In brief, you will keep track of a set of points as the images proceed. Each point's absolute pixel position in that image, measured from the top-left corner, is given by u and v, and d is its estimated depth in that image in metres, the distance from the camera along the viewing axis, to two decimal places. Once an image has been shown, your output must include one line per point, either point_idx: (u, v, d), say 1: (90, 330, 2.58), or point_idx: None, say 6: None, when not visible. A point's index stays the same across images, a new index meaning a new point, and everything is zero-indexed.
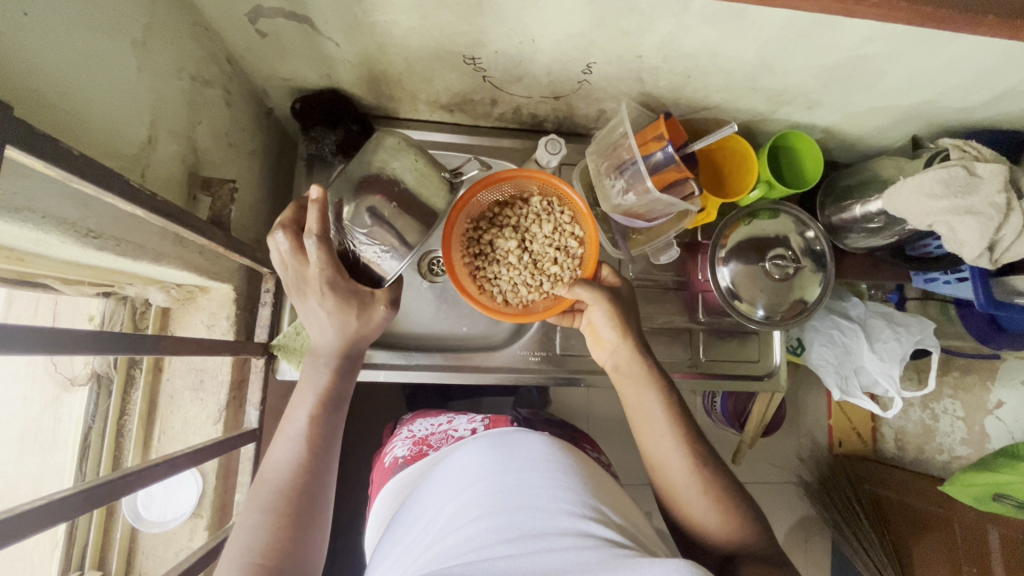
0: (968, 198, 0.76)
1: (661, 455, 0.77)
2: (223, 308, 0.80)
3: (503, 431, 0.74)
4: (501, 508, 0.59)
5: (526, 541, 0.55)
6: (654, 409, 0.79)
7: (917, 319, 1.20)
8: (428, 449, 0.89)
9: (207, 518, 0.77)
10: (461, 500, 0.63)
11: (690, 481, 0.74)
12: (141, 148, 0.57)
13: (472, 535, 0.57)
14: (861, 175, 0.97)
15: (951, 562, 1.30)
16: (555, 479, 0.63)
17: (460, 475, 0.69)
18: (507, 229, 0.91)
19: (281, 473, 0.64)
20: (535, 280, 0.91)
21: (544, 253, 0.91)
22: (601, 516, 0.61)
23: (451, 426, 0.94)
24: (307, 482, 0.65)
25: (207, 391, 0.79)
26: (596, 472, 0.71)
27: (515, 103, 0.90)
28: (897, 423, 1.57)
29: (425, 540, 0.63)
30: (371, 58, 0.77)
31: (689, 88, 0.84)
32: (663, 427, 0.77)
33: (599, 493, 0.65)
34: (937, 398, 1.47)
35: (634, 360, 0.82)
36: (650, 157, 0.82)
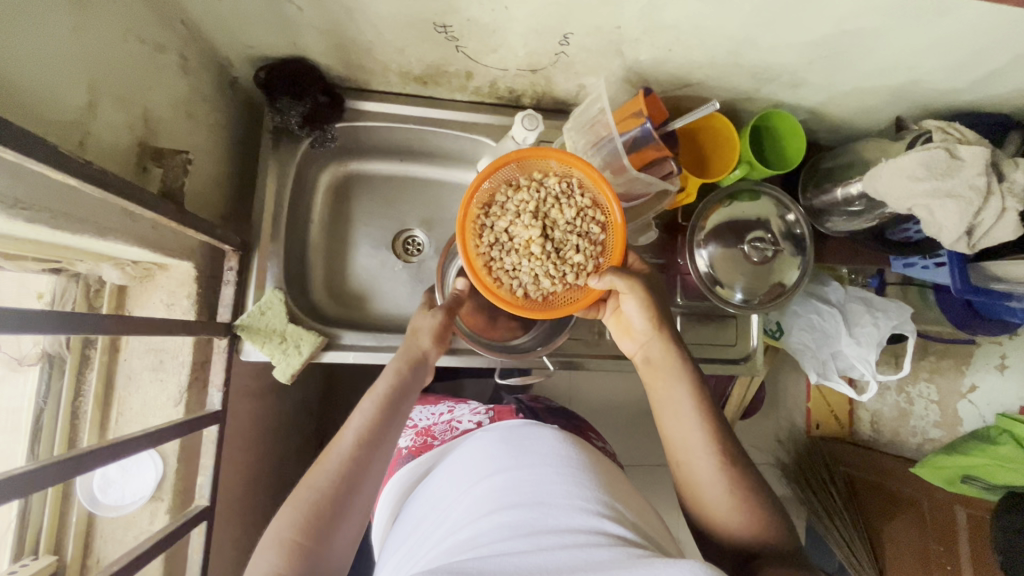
0: (948, 180, 0.75)
1: (687, 450, 0.76)
2: (184, 287, 0.77)
3: (514, 424, 0.81)
4: (520, 500, 0.63)
5: (541, 535, 0.58)
6: (682, 404, 0.78)
7: (895, 304, 1.21)
8: (433, 440, 0.92)
9: (168, 502, 0.74)
10: (487, 495, 0.67)
11: (718, 477, 0.73)
12: (81, 114, 0.53)
13: (489, 529, 0.60)
14: (842, 158, 0.96)
15: (921, 542, 1.36)
16: (568, 478, 0.67)
17: (479, 465, 0.74)
18: (526, 215, 0.83)
19: (339, 457, 0.65)
20: (558, 270, 0.84)
21: (565, 240, 0.85)
22: (613, 514, 0.64)
23: (454, 417, 0.97)
24: (354, 473, 0.65)
25: (168, 372, 0.76)
26: (607, 469, 0.75)
27: (491, 76, 0.86)
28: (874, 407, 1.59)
29: (441, 529, 0.67)
30: (338, 24, 0.73)
31: (671, 64, 0.81)
32: (692, 422, 0.76)
33: (611, 492, 0.68)
34: (913, 381, 1.48)
35: (668, 353, 0.81)
36: (628, 134, 0.81)
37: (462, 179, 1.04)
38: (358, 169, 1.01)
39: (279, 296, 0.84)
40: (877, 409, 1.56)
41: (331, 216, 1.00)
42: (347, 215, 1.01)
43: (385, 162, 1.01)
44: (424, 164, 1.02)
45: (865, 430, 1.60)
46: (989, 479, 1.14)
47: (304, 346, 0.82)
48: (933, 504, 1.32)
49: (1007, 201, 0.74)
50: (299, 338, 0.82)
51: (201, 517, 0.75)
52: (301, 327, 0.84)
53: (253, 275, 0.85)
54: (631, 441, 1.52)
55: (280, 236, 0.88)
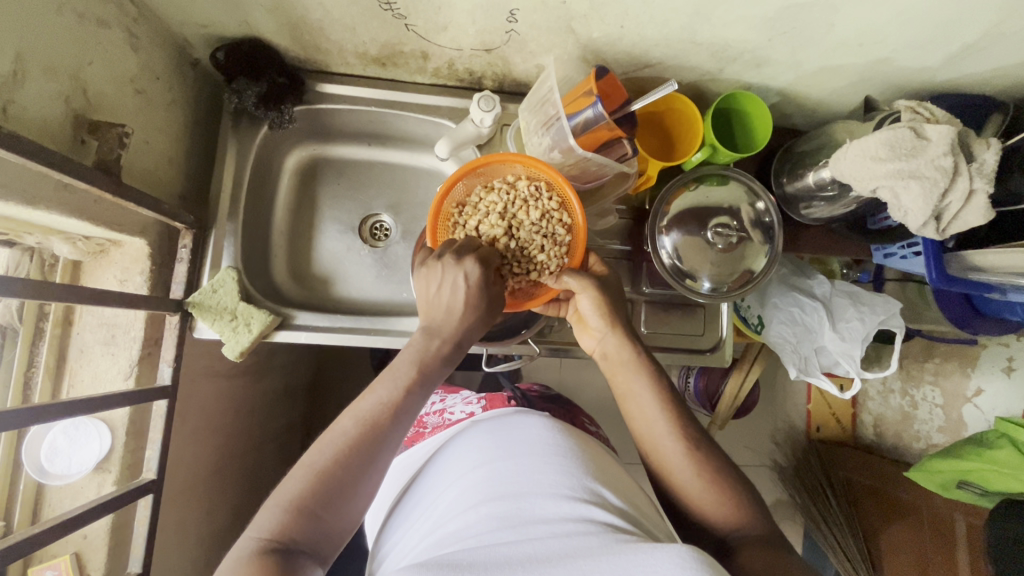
0: (913, 161, 0.71)
1: (654, 443, 0.73)
2: (137, 263, 0.78)
3: (503, 413, 0.81)
4: (502, 492, 0.63)
5: (529, 525, 0.57)
6: (643, 398, 0.75)
7: (881, 299, 1.15)
8: (426, 430, 0.92)
9: (116, 473, 0.76)
10: (469, 486, 0.66)
11: (687, 466, 0.70)
12: (7, 83, 0.55)
13: (472, 520, 0.60)
14: (815, 142, 0.92)
15: (919, 549, 1.30)
16: (557, 465, 0.66)
17: (464, 459, 0.74)
18: (493, 214, 0.81)
19: (362, 420, 0.63)
20: (520, 268, 0.81)
21: (530, 241, 0.82)
22: (600, 500, 0.63)
23: (446, 406, 0.96)
24: (375, 441, 0.62)
25: (119, 346, 0.78)
26: (597, 456, 0.74)
27: (448, 57, 0.86)
28: (876, 409, 1.52)
29: (429, 522, 0.67)
30: (283, 2, 0.74)
31: (626, 42, 0.79)
32: (654, 412, 0.74)
33: (599, 478, 0.67)
34: (916, 384, 1.41)
35: (624, 347, 0.78)
36: (579, 114, 0.78)
37: (430, 164, 1.04)
38: (325, 153, 1.01)
39: (232, 274, 0.85)
40: (880, 412, 1.51)
41: (298, 200, 1.01)
42: (314, 199, 1.02)
43: (353, 146, 1.02)
44: (391, 148, 1.02)
45: (867, 433, 1.54)
46: (985, 484, 1.09)
47: (254, 323, 0.83)
48: (931, 510, 1.26)
49: (976, 182, 0.70)
50: (250, 317, 0.83)
51: (148, 489, 0.76)
52: (254, 306, 0.84)
53: (210, 255, 0.86)
54: (615, 436, 1.50)
55: (238, 216, 0.89)
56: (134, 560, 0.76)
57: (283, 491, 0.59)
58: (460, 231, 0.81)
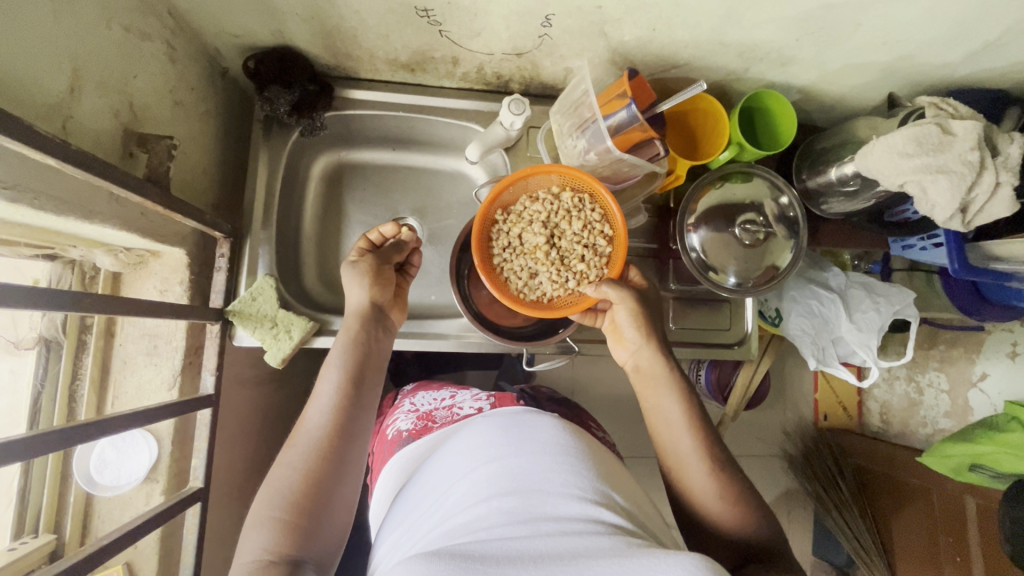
0: (940, 156, 0.73)
1: (678, 457, 0.74)
2: (176, 274, 0.79)
3: (513, 411, 0.77)
4: (514, 489, 0.61)
5: (540, 522, 0.57)
6: (672, 415, 0.76)
7: (897, 289, 1.18)
8: (434, 424, 0.89)
9: (163, 483, 0.76)
10: (476, 477, 0.65)
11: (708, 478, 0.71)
12: (65, 98, 0.55)
13: (484, 513, 0.59)
14: (835, 138, 0.94)
15: (930, 531, 1.33)
16: (565, 463, 0.65)
17: (470, 451, 0.71)
18: (537, 223, 0.84)
19: (314, 433, 0.68)
20: (561, 276, 0.84)
21: (572, 250, 0.85)
22: (609, 500, 0.62)
23: (455, 402, 0.94)
24: (335, 446, 0.67)
25: (161, 357, 0.78)
26: (603, 454, 0.73)
27: (478, 61, 0.86)
28: (882, 396, 1.56)
29: (435, 515, 0.65)
30: (321, 11, 0.75)
31: (656, 44, 0.80)
32: (681, 430, 0.74)
33: (609, 478, 0.67)
34: (923, 370, 1.45)
35: (655, 361, 0.79)
36: (612, 116, 0.79)
37: (453, 167, 1.05)
38: (350, 159, 1.02)
39: (270, 282, 0.85)
40: (886, 399, 1.54)
41: (324, 206, 1.01)
42: (339, 204, 1.02)
43: (377, 151, 1.02)
44: (415, 152, 1.03)
45: (874, 421, 1.58)
46: (998, 467, 1.12)
47: (295, 331, 0.83)
48: (942, 494, 1.29)
49: (1002, 175, 0.73)
50: (290, 323, 0.84)
51: (196, 498, 0.76)
52: (292, 313, 0.85)
53: (246, 263, 0.86)
54: (632, 431, 1.52)
55: (271, 224, 0.89)
56: (183, 569, 0.77)
57: (258, 509, 0.63)
58: (505, 238, 0.85)
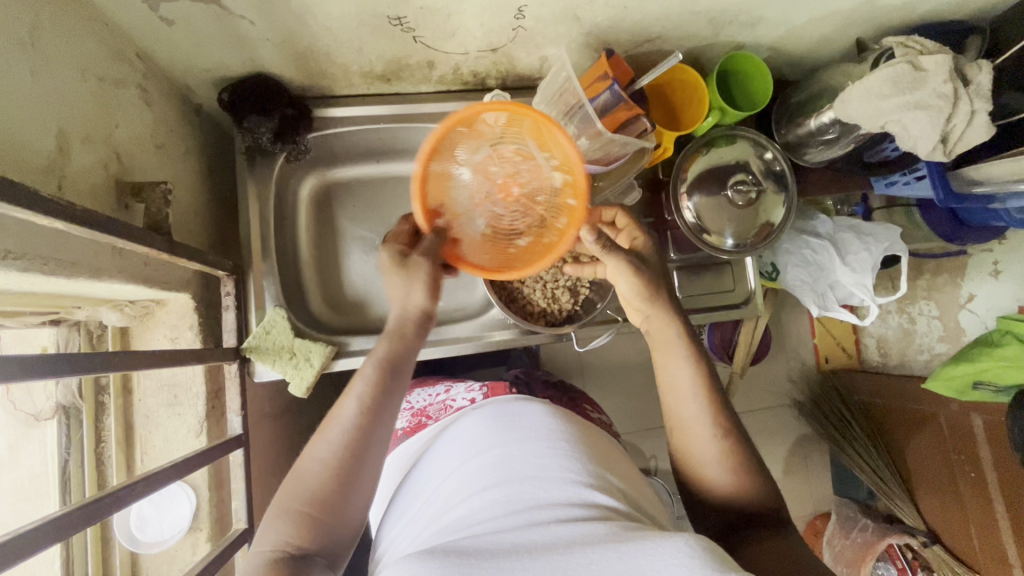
0: (916, 92, 0.76)
1: (681, 418, 0.72)
2: (185, 319, 0.78)
3: (504, 400, 0.78)
4: (506, 478, 0.61)
5: (533, 511, 0.57)
6: (680, 377, 0.72)
7: (882, 227, 1.22)
8: (427, 420, 0.89)
9: (207, 530, 0.76)
10: (472, 470, 0.65)
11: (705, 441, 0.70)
12: (53, 158, 0.55)
13: (478, 507, 0.59)
14: (811, 89, 0.96)
15: (942, 453, 1.39)
16: (562, 452, 0.65)
17: (465, 445, 0.71)
18: None
19: (340, 430, 0.63)
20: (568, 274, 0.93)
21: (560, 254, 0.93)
22: (603, 485, 0.62)
23: (449, 395, 0.92)
24: (359, 445, 0.63)
25: (184, 405, 0.77)
26: (598, 440, 0.73)
27: (453, 62, 0.86)
28: (878, 331, 1.61)
29: (431, 512, 0.66)
30: (291, 33, 0.74)
31: (628, 21, 0.81)
32: (689, 391, 0.71)
33: (601, 462, 0.67)
34: (913, 301, 1.51)
35: (666, 325, 0.74)
36: (597, 99, 0.80)
37: None
38: (336, 177, 1.01)
39: (282, 314, 0.84)
40: (881, 333, 1.60)
41: (317, 228, 1.01)
42: (332, 225, 1.02)
43: (362, 166, 1.02)
44: (401, 162, 1.03)
45: (873, 356, 1.63)
46: (997, 382, 1.17)
47: (314, 357, 0.83)
48: (949, 415, 1.34)
49: (976, 103, 0.76)
50: (308, 351, 0.83)
51: (242, 539, 0.76)
52: (309, 341, 0.85)
53: (252, 299, 0.85)
54: (647, 404, 1.53)
55: (270, 254, 0.88)
56: None
57: (280, 497, 0.62)
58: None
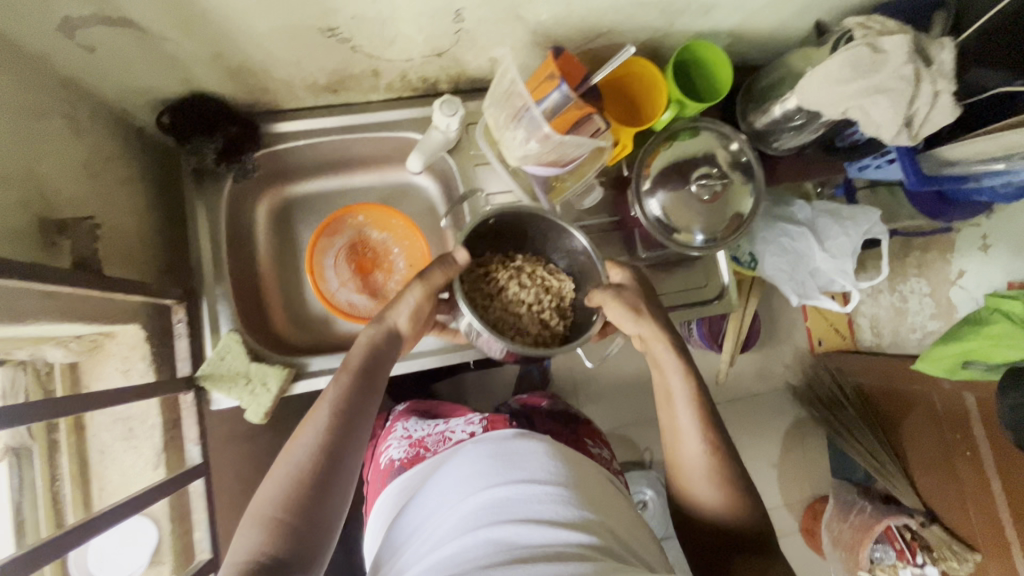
0: (875, 76, 0.73)
1: (676, 427, 0.72)
2: (136, 350, 0.76)
3: (500, 435, 0.77)
4: (498, 521, 0.62)
5: (520, 557, 0.58)
6: (677, 390, 0.73)
7: (862, 211, 1.19)
8: (427, 452, 0.85)
9: (170, 563, 0.75)
10: (466, 509, 0.65)
11: (703, 468, 0.69)
12: None
13: (472, 547, 0.60)
14: (773, 75, 0.92)
15: (938, 435, 1.36)
16: (554, 492, 0.66)
17: (456, 482, 0.70)
18: (500, 273, 0.87)
19: (319, 429, 0.62)
20: (550, 297, 0.88)
21: (538, 277, 0.89)
22: (587, 523, 0.64)
23: (449, 426, 0.88)
24: (338, 448, 0.62)
25: (140, 438, 0.76)
26: (583, 470, 0.73)
27: (399, 69, 0.83)
28: (869, 311, 1.60)
29: (420, 549, 0.66)
30: (222, 51, 0.71)
31: (575, 17, 0.77)
32: (685, 411, 0.72)
33: (588, 500, 0.68)
34: (904, 279, 1.50)
35: (658, 339, 0.75)
36: (546, 99, 0.76)
37: (402, 180, 1.03)
38: (294, 192, 0.99)
39: (235, 338, 0.82)
40: (874, 313, 1.59)
41: (278, 245, 0.99)
42: (293, 240, 1.01)
43: (320, 179, 1.00)
44: (360, 173, 1.01)
45: (866, 336, 1.61)
46: (986, 359, 1.17)
47: (270, 382, 0.81)
48: (943, 395, 1.32)
49: (939, 83, 0.72)
50: (264, 376, 0.81)
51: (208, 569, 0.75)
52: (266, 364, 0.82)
53: (210, 326, 0.83)
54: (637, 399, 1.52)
55: (224, 277, 0.85)
56: None
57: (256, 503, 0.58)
58: (503, 269, 0.88)
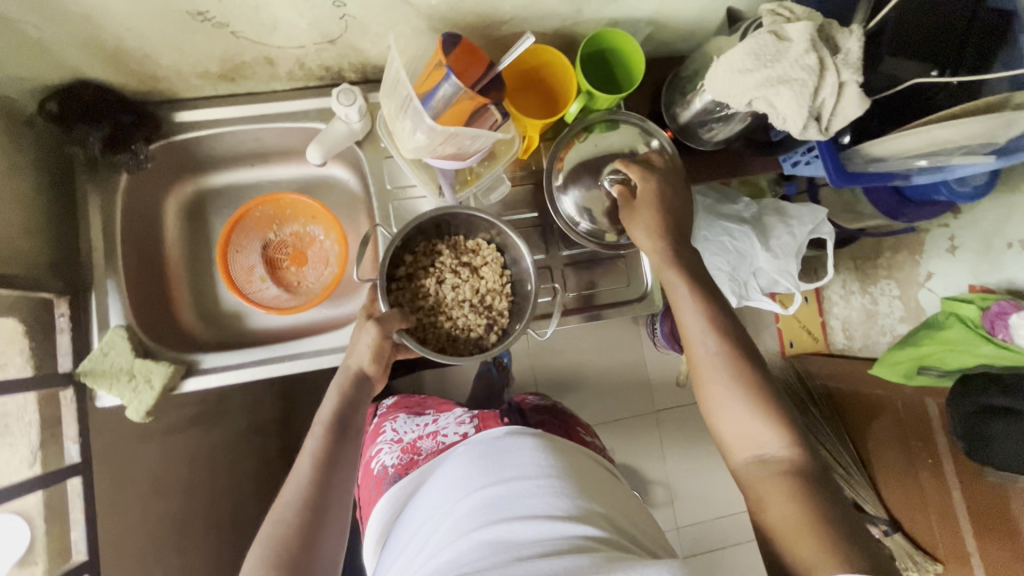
0: (779, 66, 0.69)
1: (699, 358, 0.70)
2: (14, 344, 0.73)
3: (491, 433, 0.80)
4: (492, 517, 0.64)
5: (518, 548, 0.59)
6: (693, 320, 0.71)
7: (808, 209, 1.15)
8: (419, 457, 0.87)
9: (43, 565, 0.72)
10: (461, 508, 0.67)
11: (738, 405, 0.66)
12: None
13: (467, 548, 0.61)
14: (696, 64, 0.87)
15: (901, 438, 1.30)
16: (547, 487, 0.68)
17: (453, 484, 0.73)
18: (429, 276, 0.88)
19: (299, 484, 0.63)
20: (486, 281, 0.90)
21: (463, 269, 0.89)
22: (584, 516, 0.65)
23: (438, 428, 0.91)
24: (323, 496, 0.63)
25: (14, 435, 0.73)
26: (584, 469, 0.75)
27: (294, 57, 0.80)
28: (842, 313, 1.49)
29: (425, 553, 0.68)
30: (89, 35, 0.68)
31: (469, 2, 0.74)
32: (707, 341, 0.69)
33: (588, 493, 0.70)
34: (874, 281, 1.39)
35: (676, 275, 0.73)
36: (435, 90, 0.73)
37: (321, 173, 1.00)
38: (206, 185, 0.97)
39: (121, 333, 0.82)
40: (846, 315, 1.49)
41: (189, 238, 0.97)
42: (207, 233, 0.98)
43: (233, 171, 0.97)
44: (276, 165, 0.98)
45: (840, 338, 1.51)
46: (942, 366, 1.07)
47: (154, 379, 0.81)
48: (905, 400, 1.27)
49: (845, 74, 0.68)
50: (149, 373, 0.81)
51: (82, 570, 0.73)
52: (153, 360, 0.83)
53: (99, 317, 0.83)
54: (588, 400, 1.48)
55: (117, 266, 0.85)
56: None
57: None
58: (431, 279, 0.88)
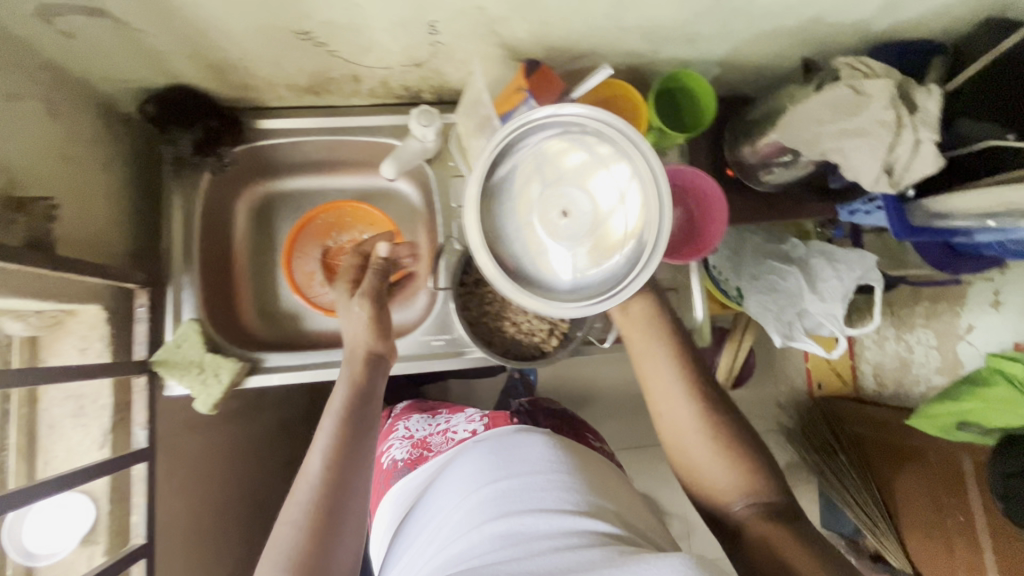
0: (856, 119, 0.70)
1: (665, 403, 0.67)
2: (96, 330, 0.77)
3: (502, 432, 0.75)
4: (506, 512, 0.61)
5: (533, 541, 0.57)
6: (662, 365, 0.68)
7: (856, 254, 1.13)
8: (428, 453, 0.85)
9: (104, 544, 0.76)
10: (468, 507, 0.65)
11: (706, 452, 0.65)
12: None
13: (477, 543, 0.59)
14: (764, 108, 0.89)
15: (930, 492, 1.27)
16: (557, 480, 0.64)
17: (460, 480, 0.70)
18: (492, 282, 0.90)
19: (311, 484, 0.60)
20: None
21: None
22: (597, 509, 0.62)
23: (450, 426, 0.89)
24: (335, 492, 0.60)
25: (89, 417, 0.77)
26: (600, 469, 0.72)
27: (379, 76, 0.84)
28: (874, 359, 1.43)
29: (429, 549, 0.66)
30: (199, 47, 0.73)
31: (554, 36, 0.77)
32: (680, 399, 0.66)
33: (599, 489, 0.66)
34: (910, 328, 1.32)
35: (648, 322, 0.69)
36: (514, 111, 0.76)
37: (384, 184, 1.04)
38: (276, 188, 1.01)
39: (195, 327, 0.86)
40: (877, 361, 1.42)
41: (254, 237, 1.00)
42: (270, 233, 1.02)
43: (302, 176, 1.01)
44: (343, 174, 1.02)
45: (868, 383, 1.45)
46: (986, 423, 1.02)
47: (223, 373, 0.84)
48: (938, 451, 1.23)
49: (919, 132, 0.69)
50: (218, 367, 0.84)
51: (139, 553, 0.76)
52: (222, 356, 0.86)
53: (172, 309, 0.87)
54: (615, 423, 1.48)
55: (192, 264, 0.89)
56: None
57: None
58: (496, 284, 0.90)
